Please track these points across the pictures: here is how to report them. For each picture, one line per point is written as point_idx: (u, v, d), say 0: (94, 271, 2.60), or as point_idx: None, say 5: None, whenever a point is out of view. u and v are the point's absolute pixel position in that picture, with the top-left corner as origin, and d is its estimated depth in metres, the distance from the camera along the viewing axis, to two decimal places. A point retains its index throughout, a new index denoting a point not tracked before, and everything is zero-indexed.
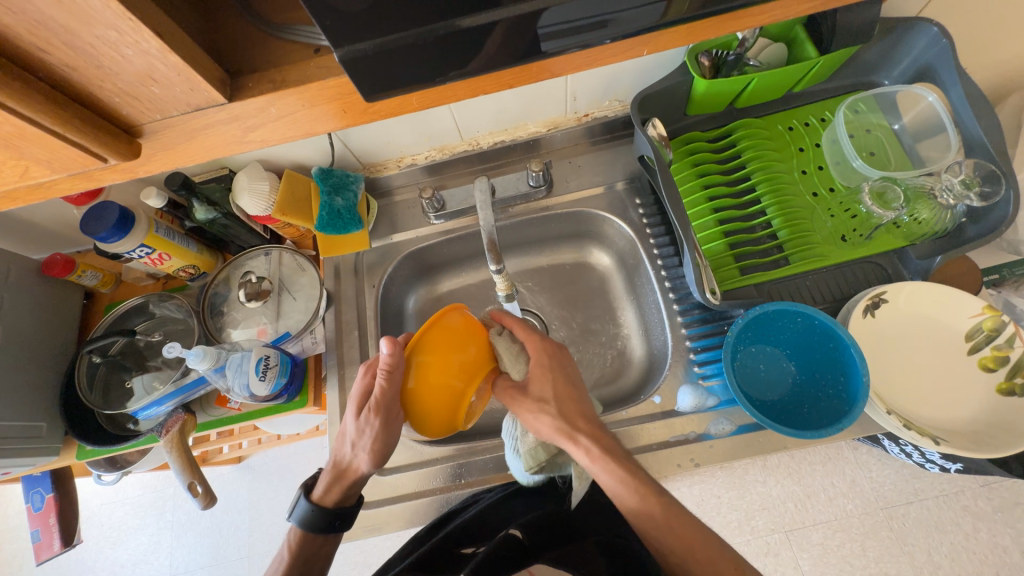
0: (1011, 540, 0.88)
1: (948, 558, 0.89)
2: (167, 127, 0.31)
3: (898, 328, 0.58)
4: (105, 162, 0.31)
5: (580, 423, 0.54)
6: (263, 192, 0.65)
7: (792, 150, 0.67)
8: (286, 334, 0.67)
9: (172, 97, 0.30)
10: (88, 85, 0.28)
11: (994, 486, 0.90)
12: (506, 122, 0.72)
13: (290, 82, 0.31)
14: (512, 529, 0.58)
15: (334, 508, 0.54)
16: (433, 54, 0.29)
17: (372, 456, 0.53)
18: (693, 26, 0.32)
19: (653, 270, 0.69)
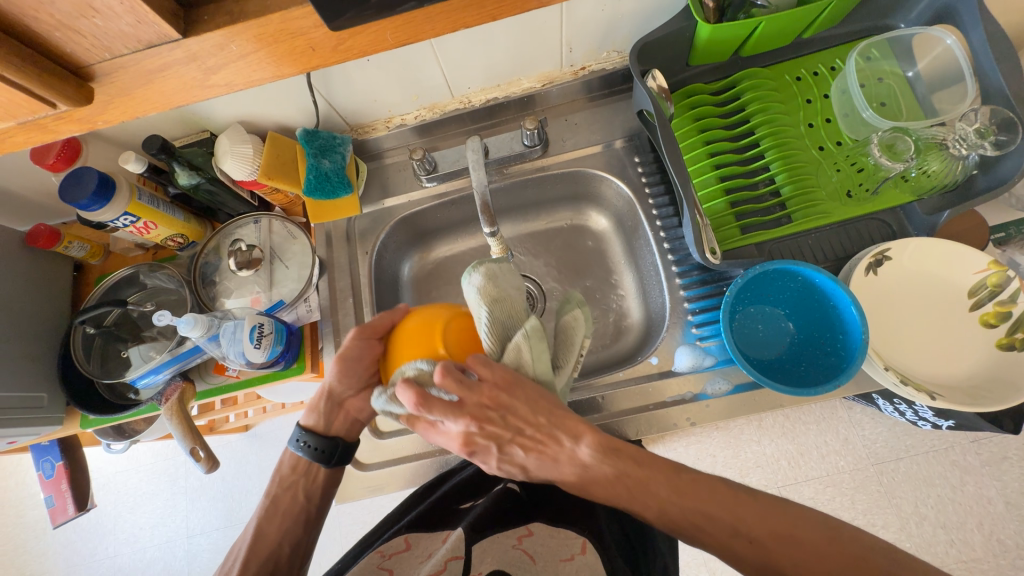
0: (996, 492, 0.91)
1: (935, 509, 0.92)
2: (119, 68, 0.31)
3: (901, 286, 0.57)
4: (56, 107, 0.31)
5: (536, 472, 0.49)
6: (246, 155, 0.63)
7: (799, 102, 0.64)
8: (280, 302, 0.66)
9: (119, 31, 0.29)
10: (23, 16, 0.27)
11: (983, 442, 0.92)
12: (498, 76, 0.68)
13: (248, 15, 0.30)
14: (510, 484, 0.62)
15: (307, 429, 0.58)
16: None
17: (336, 369, 0.56)
18: None
19: (652, 231, 0.68)
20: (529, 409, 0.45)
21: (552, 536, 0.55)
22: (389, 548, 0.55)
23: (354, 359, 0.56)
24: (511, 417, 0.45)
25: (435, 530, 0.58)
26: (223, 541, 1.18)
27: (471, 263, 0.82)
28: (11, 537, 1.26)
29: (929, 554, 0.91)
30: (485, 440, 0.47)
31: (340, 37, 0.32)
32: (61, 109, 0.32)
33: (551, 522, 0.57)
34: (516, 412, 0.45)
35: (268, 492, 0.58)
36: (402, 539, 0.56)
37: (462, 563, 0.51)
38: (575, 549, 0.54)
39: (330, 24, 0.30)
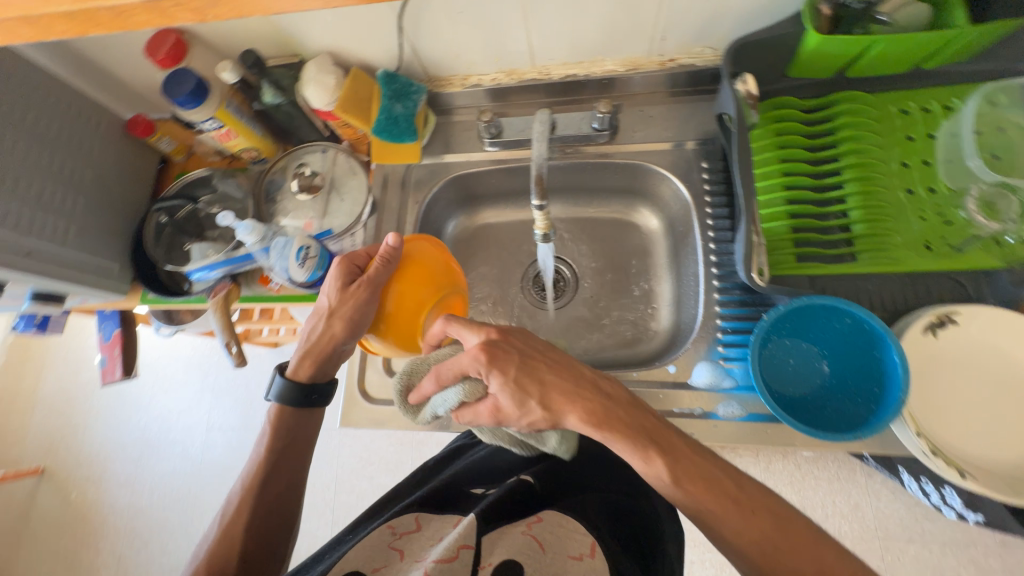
0: None
1: None
2: None
3: (960, 355, 0.52)
4: None
5: (564, 401, 0.46)
6: (327, 85, 0.66)
7: (898, 138, 0.59)
8: (329, 231, 0.71)
9: None
10: None
11: (1011, 547, 0.86)
12: (583, 52, 0.67)
13: None
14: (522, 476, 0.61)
15: (310, 384, 0.59)
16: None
17: (348, 329, 0.55)
18: None
19: (702, 240, 0.66)
20: (528, 342, 0.49)
21: (560, 526, 0.54)
22: (401, 526, 0.56)
23: (364, 321, 0.55)
24: (518, 340, 0.48)
25: (446, 511, 0.59)
26: (236, 441, 1.29)
27: (514, 236, 0.83)
28: (67, 388, 1.43)
29: None
30: (502, 354, 0.46)
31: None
32: None
33: (560, 511, 0.57)
34: (516, 341, 0.48)
35: (270, 445, 0.58)
36: (412, 515, 0.58)
37: (472, 552, 0.49)
38: (584, 549, 0.52)
39: None
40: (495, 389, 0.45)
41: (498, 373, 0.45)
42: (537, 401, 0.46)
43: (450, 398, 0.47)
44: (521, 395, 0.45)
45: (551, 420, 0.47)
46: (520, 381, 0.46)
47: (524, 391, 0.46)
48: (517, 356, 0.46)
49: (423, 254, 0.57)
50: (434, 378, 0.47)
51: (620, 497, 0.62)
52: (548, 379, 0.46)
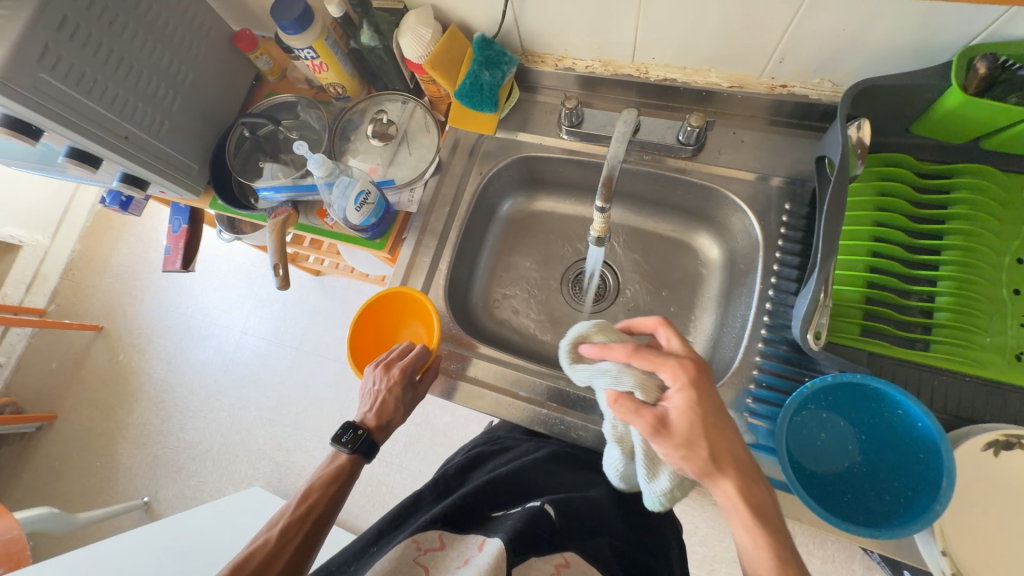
0: None
1: None
2: None
3: (1016, 483, 0.47)
4: None
5: (726, 460, 0.44)
6: (423, 39, 0.66)
7: (1020, 229, 0.52)
8: (390, 181, 0.73)
9: None
10: None
11: None
12: (689, 57, 0.63)
13: None
14: (545, 505, 0.57)
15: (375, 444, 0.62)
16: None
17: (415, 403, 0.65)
18: None
19: (761, 284, 0.62)
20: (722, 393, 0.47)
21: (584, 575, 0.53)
22: (426, 542, 0.56)
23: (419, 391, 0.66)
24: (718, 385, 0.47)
25: (466, 531, 0.58)
26: (263, 351, 1.38)
27: (566, 229, 0.81)
28: (134, 263, 1.58)
29: None
30: (700, 382, 0.46)
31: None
32: None
33: (583, 555, 0.55)
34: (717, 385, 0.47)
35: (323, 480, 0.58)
36: (435, 533, 0.57)
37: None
38: None
39: None
40: (678, 406, 0.45)
41: (681, 391, 0.45)
42: (707, 447, 0.44)
43: (621, 387, 0.49)
44: (700, 426, 0.44)
45: (706, 476, 0.45)
46: (705, 414, 0.45)
47: (703, 426, 0.45)
48: (714, 398, 0.45)
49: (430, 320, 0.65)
50: (622, 359, 0.49)
51: (629, 548, 0.63)
52: (725, 432, 0.45)
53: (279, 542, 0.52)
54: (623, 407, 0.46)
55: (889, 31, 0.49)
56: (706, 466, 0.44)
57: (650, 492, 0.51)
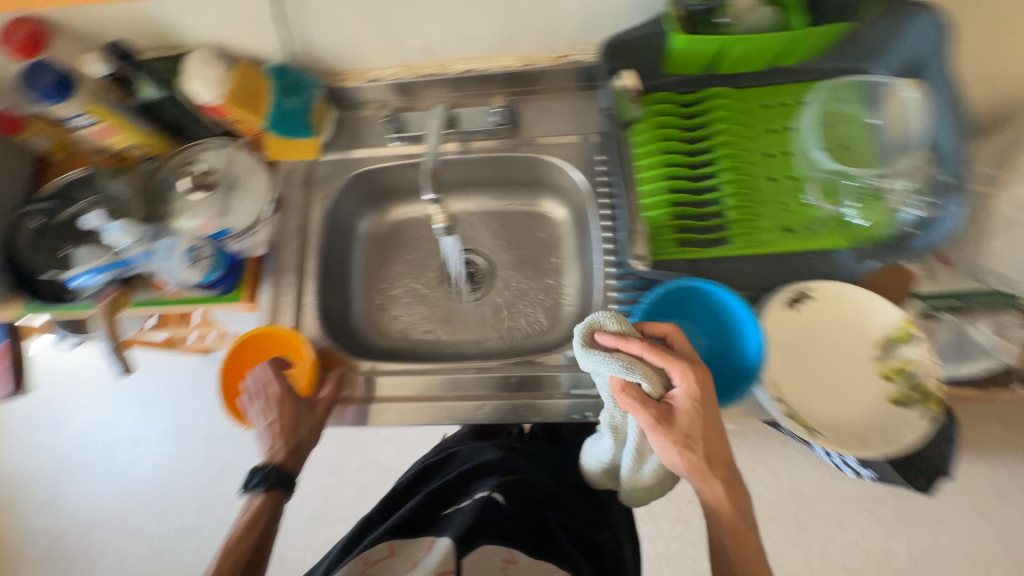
0: (902, 546, 1.06)
1: (840, 550, 1.07)
2: None
3: (816, 326, 0.58)
4: None
5: (716, 455, 0.50)
6: (211, 78, 0.63)
7: (763, 129, 0.64)
8: (227, 230, 0.67)
9: None
10: None
11: (902, 497, 1.07)
12: (477, 47, 0.69)
13: None
14: (494, 493, 0.61)
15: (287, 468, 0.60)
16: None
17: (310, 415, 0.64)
18: None
19: (598, 228, 0.69)
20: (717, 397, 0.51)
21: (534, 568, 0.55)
22: (373, 554, 0.55)
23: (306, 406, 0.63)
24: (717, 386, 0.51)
25: (417, 536, 0.58)
26: (164, 456, 1.23)
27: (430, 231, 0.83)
28: None
29: None
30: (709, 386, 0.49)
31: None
32: None
33: (534, 554, 0.57)
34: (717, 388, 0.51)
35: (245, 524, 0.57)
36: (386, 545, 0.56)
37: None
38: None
39: None
40: (683, 403, 0.48)
41: (691, 396, 0.48)
42: (704, 443, 0.49)
43: (629, 376, 0.48)
44: (700, 422, 0.48)
45: (697, 474, 0.50)
46: (708, 414, 0.48)
47: (705, 427, 0.48)
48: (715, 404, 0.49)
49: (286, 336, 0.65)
50: (634, 353, 0.49)
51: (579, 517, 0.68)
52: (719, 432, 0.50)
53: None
54: (632, 396, 0.48)
55: None
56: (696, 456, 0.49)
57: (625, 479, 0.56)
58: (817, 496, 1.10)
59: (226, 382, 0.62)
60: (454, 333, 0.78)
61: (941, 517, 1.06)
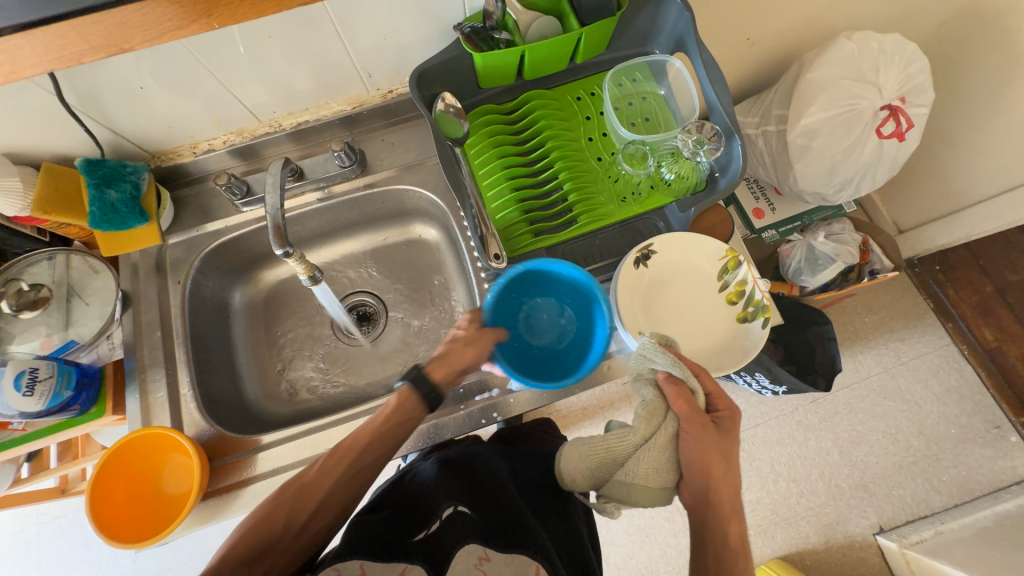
0: (831, 443, 1.19)
1: (786, 465, 1.18)
2: None
3: (664, 276, 0.65)
4: None
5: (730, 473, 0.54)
6: (14, 188, 0.59)
7: (580, 119, 0.72)
8: (73, 343, 0.63)
9: None
10: None
11: (817, 401, 1.21)
12: (303, 100, 0.71)
13: None
14: (459, 507, 0.61)
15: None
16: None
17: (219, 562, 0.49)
18: None
19: (464, 240, 0.73)
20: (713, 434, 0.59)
21: (506, 565, 0.55)
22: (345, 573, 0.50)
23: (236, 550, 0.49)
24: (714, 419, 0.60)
25: (390, 561, 0.53)
26: None
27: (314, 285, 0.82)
28: None
29: (785, 505, 1.15)
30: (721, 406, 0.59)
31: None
32: None
33: (505, 548, 0.57)
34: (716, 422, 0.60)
35: None
36: (357, 565, 0.51)
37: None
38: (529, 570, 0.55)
39: None
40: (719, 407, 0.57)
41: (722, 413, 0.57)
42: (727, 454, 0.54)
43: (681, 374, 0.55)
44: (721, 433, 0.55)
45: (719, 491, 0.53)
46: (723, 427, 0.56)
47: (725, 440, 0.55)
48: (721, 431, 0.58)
49: (154, 437, 0.59)
50: (692, 368, 0.57)
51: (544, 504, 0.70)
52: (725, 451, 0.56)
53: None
54: (679, 390, 0.55)
55: (413, 30, 0.64)
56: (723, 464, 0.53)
57: (621, 479, 0.53)
58: (752, 424, 1.21)
59: (101, 504, 0.56)
60: (361, 377, 0.77)
61: (850, 406, 1.21)
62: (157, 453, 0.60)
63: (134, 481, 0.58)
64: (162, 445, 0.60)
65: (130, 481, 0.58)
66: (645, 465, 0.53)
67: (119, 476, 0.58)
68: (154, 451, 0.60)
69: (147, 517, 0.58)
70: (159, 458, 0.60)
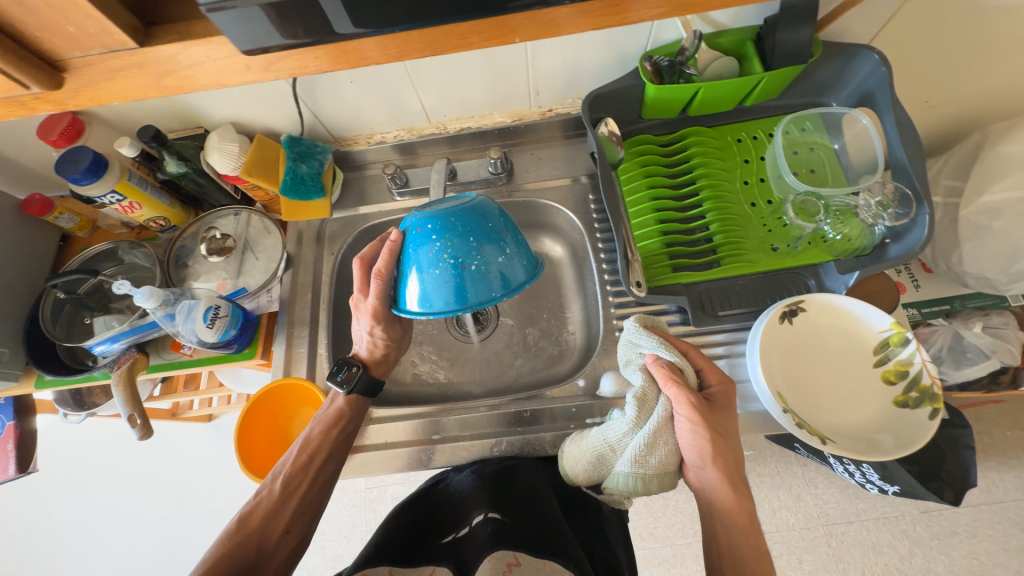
0: (943, 567, 1.01)
1: None
2: (88, 65, 0.34)
3: (811, 337, 0.60)
4: (28, 90, 0.33)
5: (732, 460, 0.52)
6: (232, 153, 0.69)
7: (737, 161, 0.70)
8: (242, 290, 0.71)
9: (87, 37, 0.32)
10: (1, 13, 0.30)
11: (933, 514, 1.04)
12: (471, 108, 0.76)
13: (195, 35, 0.33)
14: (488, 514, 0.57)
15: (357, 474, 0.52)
16: (357, 23, 0.32)
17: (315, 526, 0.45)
18: (577, 13, 0.34)
19: (596, 261, 0.73)
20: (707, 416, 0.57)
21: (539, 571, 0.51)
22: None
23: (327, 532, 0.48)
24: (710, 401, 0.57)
25: (418, 564, 0.53)
26: (167, 531, 1.18)
27: None
28: None
29: None
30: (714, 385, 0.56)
31: (307, 64, 0.35)
32: (34, 91, 0.34)
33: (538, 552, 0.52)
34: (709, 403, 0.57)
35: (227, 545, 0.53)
36: (385, 569, 0.50)
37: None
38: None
39: (249, 46, 0.33)
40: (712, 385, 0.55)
41: (718, 392, 0.55)
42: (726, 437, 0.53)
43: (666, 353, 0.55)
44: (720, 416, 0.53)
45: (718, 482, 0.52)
46: (719, 405, 0.54)
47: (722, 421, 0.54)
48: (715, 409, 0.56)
49: (282, 387, 0.66)
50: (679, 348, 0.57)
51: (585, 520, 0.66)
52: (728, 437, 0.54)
53: (283, 492, 0.57)
54: (671, 372, 0.53)
55: (595, 57, 0.66)
56: (720, 444, 0.51)
57: (623, 471, 0.53)
58: (846, 519, 1.06)
59: (245, 440, 0.63)
60: (464, 374, 0.79)
61: (974, 530, 1.03)
62: (284, 400, 0.66)
63: (268, 422, 0.65)
64: (287, 393, 0.66)
65: (263, 422, 0.64)
66: (647, 460, 0.52)
67: (260, 418, 0.64)
68: (283, 399, 0.66)
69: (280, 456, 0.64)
70: (291, 406, 0.66)
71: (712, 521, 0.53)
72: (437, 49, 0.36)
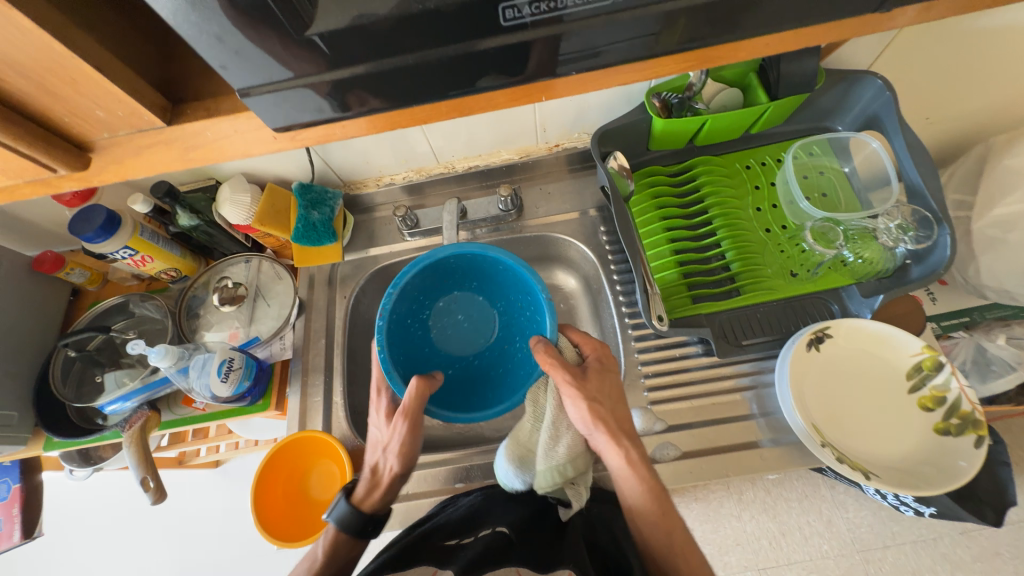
0: None
1: None
2: (115, 143, 0.34)
3: (841, 364, 0.59)
4: (55, 171, 0.33)
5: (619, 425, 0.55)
6: (244, 203, 0.69)
7: (748, 187, 0.70)
8: (256, 338, 0.69)
9: (115, 118, 0.32)
10: (32, 102, 0.30)
11: (972, 535, 1.00)
12: (479, 148, 0.77)
13: (221, 110, 0.33)
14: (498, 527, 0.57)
15: (370, 514, 0.55)
16: (378, 96, 0.33)
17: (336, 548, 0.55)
18: (598, 73, 0.35)
19: (612, 294, 0.73)
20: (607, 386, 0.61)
21: None
22: None
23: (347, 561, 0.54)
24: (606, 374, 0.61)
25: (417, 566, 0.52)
26: None
27: None
28: None
29: None
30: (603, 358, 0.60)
31: (331, 132, 0.36)
32: (60, 170, 0.34)
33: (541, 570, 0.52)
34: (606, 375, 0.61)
35: None
36: None
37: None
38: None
39: (276, 121, 0.33)
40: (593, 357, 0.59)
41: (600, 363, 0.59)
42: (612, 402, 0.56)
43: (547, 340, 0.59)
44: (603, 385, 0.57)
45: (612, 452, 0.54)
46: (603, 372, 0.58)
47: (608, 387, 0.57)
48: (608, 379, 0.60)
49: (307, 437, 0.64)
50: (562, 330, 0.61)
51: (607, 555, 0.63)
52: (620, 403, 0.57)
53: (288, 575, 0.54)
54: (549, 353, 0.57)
55: (600, 95, 0.68)
56: (598, 406, 0.55)
57: (542, 469, 0.56)
58: (882, 543, 1.01)
59: (263, 491, 0.61)
60: None
61: (1016, 550, 0.98)
62: (308, 452, 0.64)
63: (288, 473, 0.63)
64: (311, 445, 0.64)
65: (282, 473, 0.63)
66: (556, 448, 0.56)
67: (278, 468, 0.63)
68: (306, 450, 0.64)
69: (297, 513, 0.62)
70: (313, 457, 0.65)
71: (628, 504, 0.54)
72: (460, 112, 0.36)
